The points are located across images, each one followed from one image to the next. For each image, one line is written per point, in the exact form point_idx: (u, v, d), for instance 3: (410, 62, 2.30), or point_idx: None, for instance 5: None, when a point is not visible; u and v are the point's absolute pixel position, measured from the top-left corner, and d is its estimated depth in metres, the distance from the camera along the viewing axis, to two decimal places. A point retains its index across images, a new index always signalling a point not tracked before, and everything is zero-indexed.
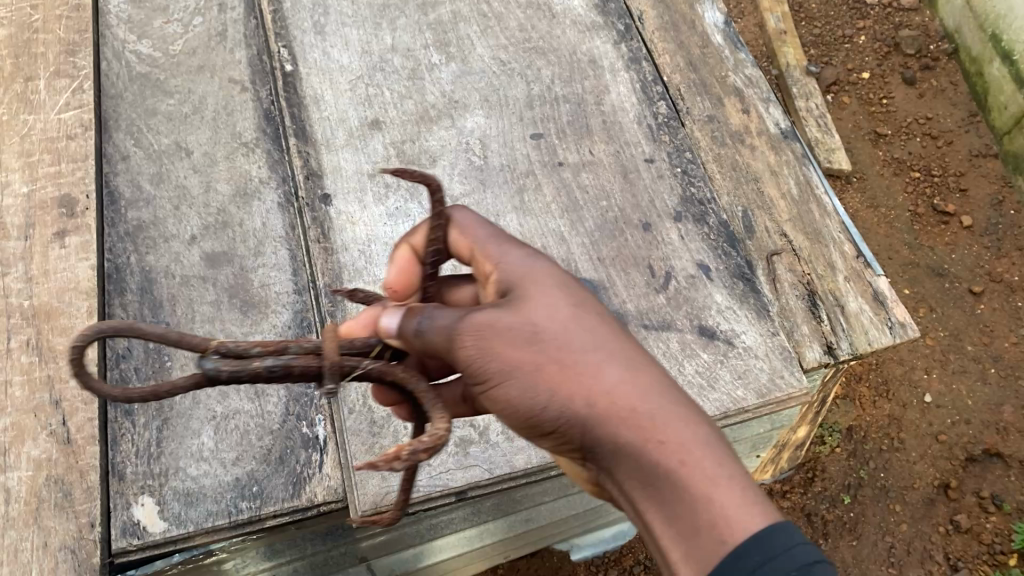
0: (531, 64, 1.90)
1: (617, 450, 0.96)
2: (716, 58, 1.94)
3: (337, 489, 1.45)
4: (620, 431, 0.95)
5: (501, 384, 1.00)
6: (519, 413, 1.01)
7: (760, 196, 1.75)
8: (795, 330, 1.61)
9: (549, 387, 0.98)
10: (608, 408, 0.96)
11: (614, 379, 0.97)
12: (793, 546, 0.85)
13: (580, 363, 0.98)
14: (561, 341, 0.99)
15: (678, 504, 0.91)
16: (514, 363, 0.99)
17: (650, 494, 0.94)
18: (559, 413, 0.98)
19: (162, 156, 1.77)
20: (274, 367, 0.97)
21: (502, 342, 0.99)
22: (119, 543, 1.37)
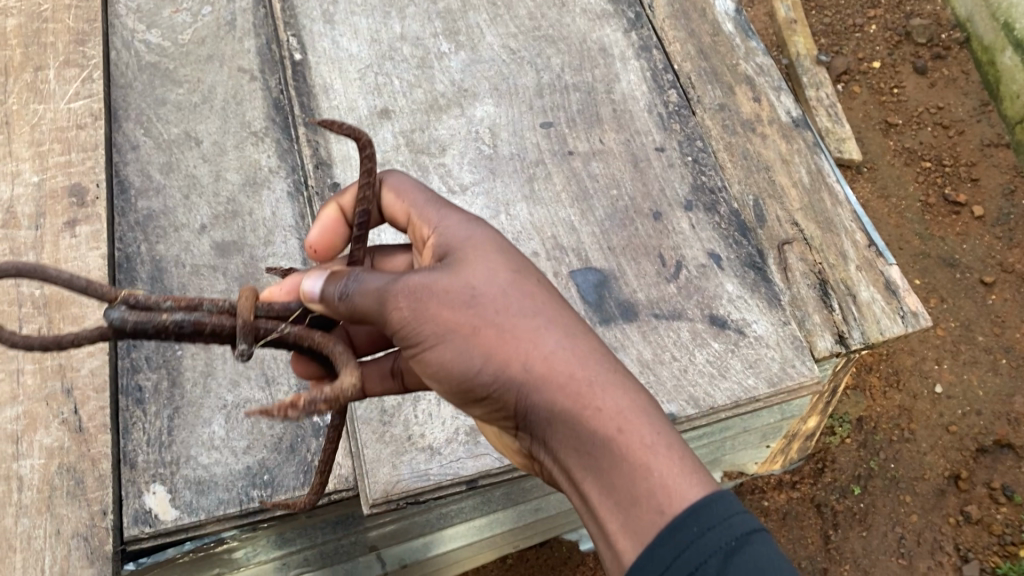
0: (541, 52, 1.89)
1: (554, 415, 0.97)
2: (727, 47, 1.92)
3: (347, 478, 1.46)
4: (556, 398, 0.97)
5: (436, 347, 0.99)
6: (453, 377, 1.01)
7: (771, 185, 1.74)
8: (807, 320, 1.60)
9: (485, 351, 0.98)
10: (547, 375, 0.97)
11: (551, 346, 0.98)
12: (731, 516, 0.88)
13: (518, 328, 0.98)
14: (498, 305, 0.99)
15: (616, 472, 0.93)
16: (451, 326, 0.98)
17: (587, 460, 0.96)
18: (497, 378, 0.99)
19: (172, 146, 1.77)
20: (183, 323, 0.96)
21: (439, 304, 0.98)
22: (132, 531, 1.38)
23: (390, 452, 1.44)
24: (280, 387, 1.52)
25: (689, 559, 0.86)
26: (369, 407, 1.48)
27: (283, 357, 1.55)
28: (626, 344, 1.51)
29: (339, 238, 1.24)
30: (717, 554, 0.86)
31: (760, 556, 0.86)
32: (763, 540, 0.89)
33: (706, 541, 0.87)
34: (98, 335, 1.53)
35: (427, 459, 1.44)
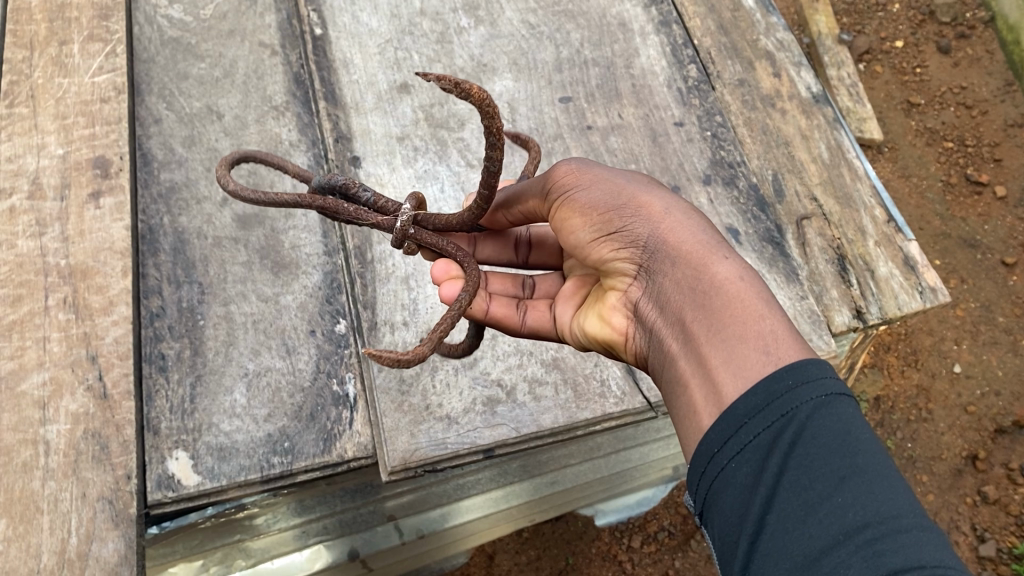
0: (561, 27, 1.89)
1: (677, 259, 1.00)
2: (747, 22, 1.92)
3: (366, 445, 1.48)
4: (681, 252, 1.00)
5: (582, 193, 1.08)
6: (591, 231, 1.08)
7: (791, 160, 1.74)
8: (824, 295, 1.59)
9: (628, 196, 1.05)
10: (677, 231, 1.03)
11: (688, 217, 1.05)
12: (828, 377, 0.84)
13: (664, 199, 1.07)
14: (647, 186, 1.09)
15: (728, 307, 0.93)
16: (603, 180, 1.08)
17: (700, 298, 0.96)
18: (631, 223, 1.04)
19: (194, 120, 1.79)
20: (369, 197, 1.24)
21: (600, 168, 1.11)
22: (155, 495, 1.40)
23: (408, 421, 1.45)
24: (300, 356, 1.55)
25: (779, 405, 0.82)
26: (387, 377, 1.50)
27: (304, 328, 1.58)
28: None
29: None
30: (806, 405, 0.81)
31: (849, 417, 0.81)
32: (855, 408, 0.83)
33: (797, 392, 0.82)
34: (122, 304, 1.54)
35: (444, 429, 1.45)
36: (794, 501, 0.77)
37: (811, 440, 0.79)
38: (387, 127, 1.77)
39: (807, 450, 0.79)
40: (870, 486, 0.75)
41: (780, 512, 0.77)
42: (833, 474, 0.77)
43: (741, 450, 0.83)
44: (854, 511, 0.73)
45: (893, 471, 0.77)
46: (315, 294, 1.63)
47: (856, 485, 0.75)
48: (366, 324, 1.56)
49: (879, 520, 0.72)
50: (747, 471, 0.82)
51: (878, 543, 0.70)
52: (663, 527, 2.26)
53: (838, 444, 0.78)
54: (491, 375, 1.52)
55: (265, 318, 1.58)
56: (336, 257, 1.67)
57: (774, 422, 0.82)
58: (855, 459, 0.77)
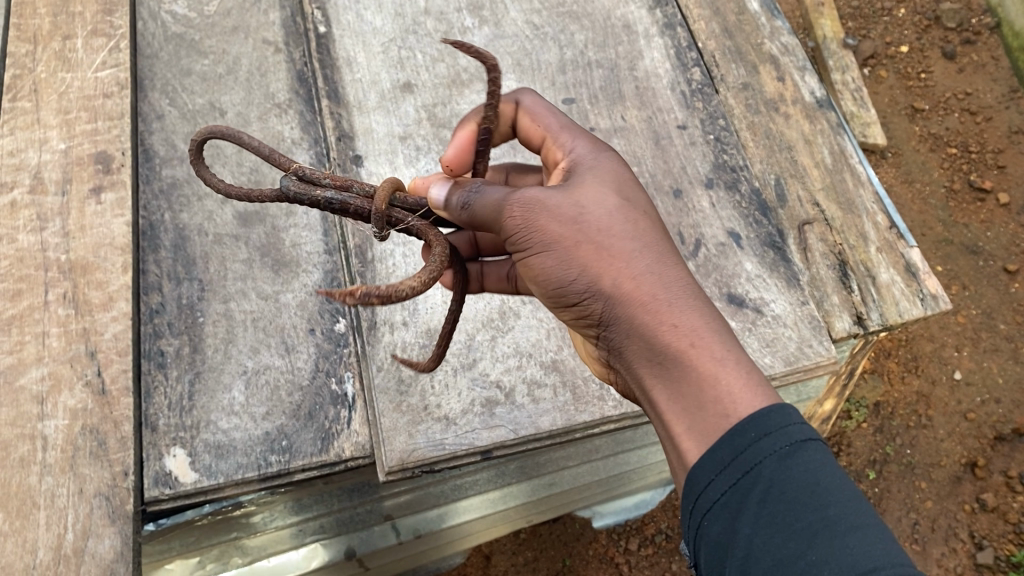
0: (565, 28, 1.89)
1: (634, 324, 1.01)
2: (752, 26, 1.91)
3: (363, 445, 1.48)
4: (638, 314, 1.00)
5: (537, 257, 1.04)
6: (551, 286, 1.06)
7: (793, 164, 1.73)
8: (825, 300, 1.59)
9: (581, 263, 1.02)
10: (635, 294, 1.01)
11: (644, 263, 1.02)
12: (789, 424, 0.88)
13: (618, 248, 1.02)
14: (601, 225, 1.03)
15: (686, 379, 0.95)
16: (555, 240, 1.02)
17: (660, 366, 0.98)
18: (586, 290, 1.03)
19: (197, 116, 1.79)
20: (333, 200, 1.17)
21: (551, 216, 1.02)
22: (152, 492, 1.40)
23: (407, 421, 1.45)
24: (299, 354, 1.55)
25: (743, 462, 0.87)
26: (386, 376, 1.50)
27: (303, 326, 1.58)
28: None
29: (469, 161, 1.25)
30: (770, 458, 0.87)
31: (811, 465, 0.86)
32: (818, 451, 0.88)
33: (760, 445, 0.87)
34: (122, 300, 1.55)
35: (442, 429, 1.45)
36: (769, 558, 0.82)
37: (778, 498, 0.84)
38: (390, 126, 1.76)
39: (777, 505, 0.84)
40: (841, 538, 0.80)
41: (758, 570, 0.83)
42: (806, 529, 0.82)
43: (712, 507, 0.88)
44: (828, 566, 0.78)
45: (862, 515, 0.82)
46: (315, 292, 1.62)
47: (826, 539, 0.80)
48: (366, 324, 1.55)
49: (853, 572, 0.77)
50: (722, 532, 0.86)
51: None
52: (661, 530, 2.26)
53: (806, 497, 0.84)
54: (489, 376, 1.51)
55: (264, 316, 1.58)
56: (337, 255, 1.67)
57: (740, 478, 0.87)
58: (824, 512, 0.82)
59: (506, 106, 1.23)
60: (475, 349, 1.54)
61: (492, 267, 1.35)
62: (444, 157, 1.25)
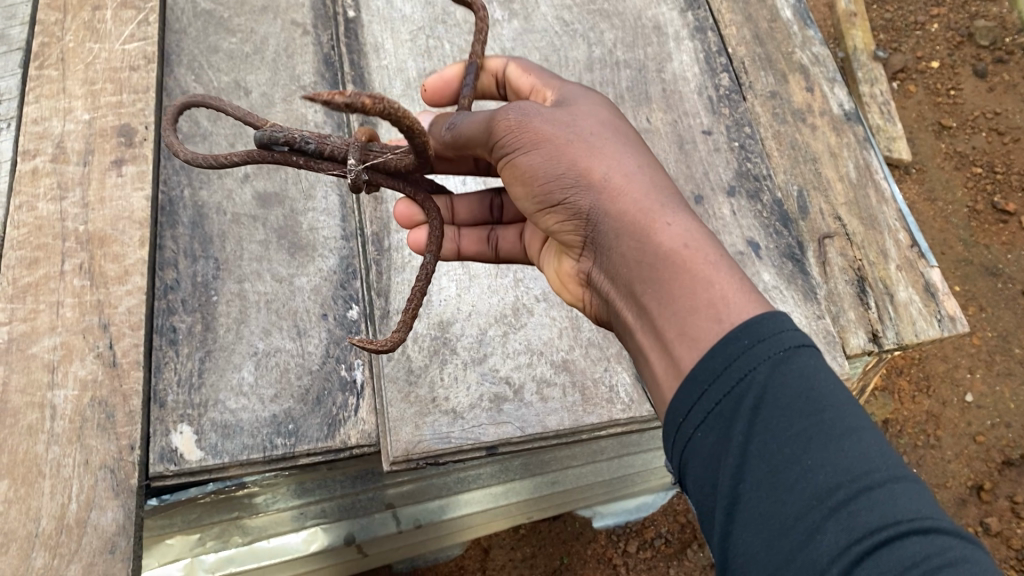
0: (595, 26, 1.87)
1: (616, 230, 1.01)
2: (784, 34, 1.88)
3: (370, 433, 1.47)
4: (628, 213, 0.99)
5: (524, 155, 1.05)
6: (539, 190, 1.06)
7: (817, 177, 1.71)
8: (842, 316, 1.57)
9: (572, 161, 1.02)
10: (621, 197, 1.01)
11: (629, 172, 1.03)
12: (783, 330, 0.84)
13: (607, 154, 1.03)
14: (592, 133, 1.05)
15: (676, 281, 0.93)
16: (548, 140, 1.04)
17: (642, 271, 0.98)
18: (573, 192, 1.03)
19: (221, 94, 1.80)
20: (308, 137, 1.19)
21: (546, 124, 1.04)
22: (157, 467, 1.41)
23: (414, 412, 1.45)
24: (311, 339, 1.55)
25: (737, 369, 0.83)
26: (396, 366, 1.49)
27: (316, 311, 1.57)
28: None
29: (448, 95, 1.34)
30: (765, 364, 0.82)
31: (806, 369, 0.82)
32: (813, 356, 0.84)
33: (754, 351, 0.83)
34: (137, 275, 1.56)
35: (449, 422, 1.44)
36: (764, 467, 0.78)
37: (772, 404, 0.80)
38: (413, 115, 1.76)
39: (770, 411, 0.80)
40: (839, 442, 0.76)
41: (754, 479, 0.79)
42: (800, 434, 0.78)
43: (706, 417, 0.84)
44: (824, 469, 0.75)
45: (860, 421, 0.79)
46: (330, 278, 1.61)
47: (821, 441, 0.77)
48: (378, 312, 1.55)
49: (849, 477, 0.74)
50: (715, 441, 0.83)
51: (845, 504, 0.72)
52: (660, 535, 2.25)
53: (803, 403, 0.79)
54: (499, 372, 1.50)
55: (278, 298, 1.58)
56: (354, 241, 1.65)
57: (733, 387, 0.83)
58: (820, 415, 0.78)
59: (495, 62, 1.31)
60: (486, 344, 1.53)
61: (468, 232, 1.39)
62: (425, 84, 1.34)
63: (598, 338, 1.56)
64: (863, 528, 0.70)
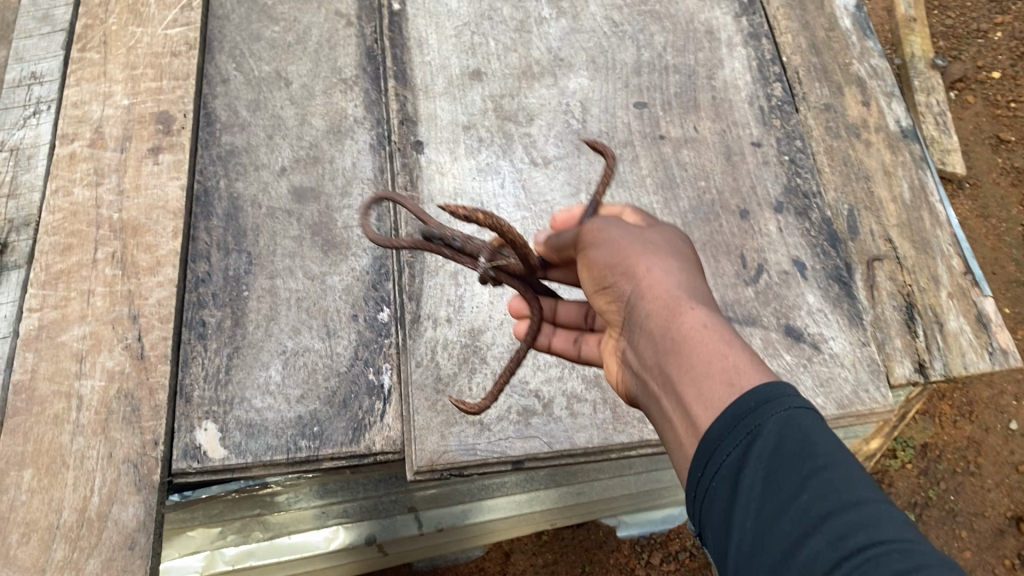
0: (645, 28, 1.83)
1: (642, 323, 0.95)
2: (842, 44, 1.81)
3: (395, 440, 1.44)
4: (660, 292, 0.94)
5: (592, 249, 1.03)
6: (595, 279, 1.03)
7: (869, 196, 1.64)
8: (887, 343, 1.52)
9: (627, 253, 0.99)
10: (660, 282, 0.96)
11: (676, 271, 0.97)
12: (793, 395, 0.80)
13: (659, 253, 1.00)
14: (654, 241, 1.02)
15: (697, 354, 0.88)
16: (612, 239, 1.01)
17: (661, 361, 0.92)
18: (620, 278, 0.99)
19: (262, 83, 1.78)
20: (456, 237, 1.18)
21: (609, 228, 1.03)
22: (179, 465, 1.39)
23: (440, 422, 1.42)
24: (340, 340, 1.52)
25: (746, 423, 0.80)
26: (424, 373, 1.46)
27: (347, 311, 1.55)
28: None
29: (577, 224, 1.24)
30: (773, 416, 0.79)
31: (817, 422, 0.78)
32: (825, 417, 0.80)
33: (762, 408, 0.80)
34: (169, 266, 1.55)
35: (475, 434, 1.41)
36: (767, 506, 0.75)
37: (771, 454, 0.76)
38: (454, 114, 1.71)
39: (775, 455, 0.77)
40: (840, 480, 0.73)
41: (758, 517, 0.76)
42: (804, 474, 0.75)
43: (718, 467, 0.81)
44: (823, 510, 0.72)
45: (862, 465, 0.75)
46: (361, 278, 1.58)
47: (819, 485, 0.73)
48: (409, 316, 1.51)
49: (847, 519, 0.70)
50: (722, 493, 0.80)
51: (844, 544, 0.69)
52: (685, 547, 2.23)
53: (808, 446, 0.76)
54: (529, 385, 1.46)
55: (309, 296, 1.56)
56: (387, 241, 1.62)
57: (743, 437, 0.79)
58: (817, 459, 0.75)
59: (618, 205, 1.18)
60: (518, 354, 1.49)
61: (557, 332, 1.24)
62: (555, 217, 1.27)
63: None
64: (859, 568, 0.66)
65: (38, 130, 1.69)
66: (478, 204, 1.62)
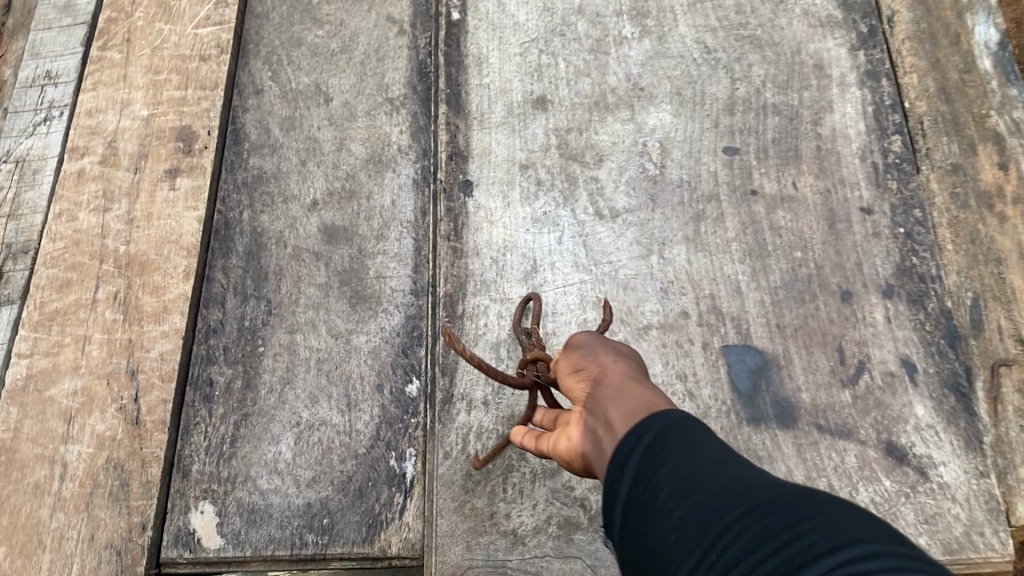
0: (742, 56, 1.56)
1: (597, 397, 0.85)
2: (978, 89, 1.53)
3: (415, 543, 1.24)
4: (623, 374, 0.86)
5: (572, 346, 0.96)
6: (567, 371, 0.94)
7: (1001, 284, 1.37)
8: (1011, 472, 1.26)
9: (607, 351, 0.92)
10: (628, 370, 0.87)
11: (641, 372, 0.89)
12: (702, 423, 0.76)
13: (632, 357, 0.92)
14: (634, 356, 0.94)
15: (639, 407, 0.79)
16: (593, 340, 0.95)
17: (603, 422, 0.81)
18: (590, 365, 0.90)
19: (299, 98, 1.56)
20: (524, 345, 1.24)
21: (580, 334, 0.96)
22: (169, 553, 1.23)
23: (467, 529, 1.22)
24: (361, 415, 1.32)
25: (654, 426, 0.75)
26: (453, 467, 1.26)
27: (371, 380, 1.35)
28: (776, 457, 1.25)
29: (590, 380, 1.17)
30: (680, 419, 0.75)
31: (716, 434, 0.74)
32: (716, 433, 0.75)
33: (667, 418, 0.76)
34: (176, 313, 1.36)
35: (507, 548, 1.20)
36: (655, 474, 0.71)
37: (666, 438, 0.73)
38: (511, 149, 1.49)
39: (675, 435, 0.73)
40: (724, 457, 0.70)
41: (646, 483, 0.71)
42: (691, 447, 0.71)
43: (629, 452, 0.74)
44: (684, 466, 0.69)
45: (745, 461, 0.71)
46: (391, 341, 1.38)
47: (680, 446, 0.71)
48: (441, 395, 1.31)
49: (707, 466, 0.68)
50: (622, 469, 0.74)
51: (704, 494, 0.66)
52: None
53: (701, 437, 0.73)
54: (574, 492, 1.24)
55: (331, 358, 1.36)
56: (424, 299, 1.40)
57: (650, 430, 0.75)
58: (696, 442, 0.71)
59: None
60: None
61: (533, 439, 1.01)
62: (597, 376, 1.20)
63: None
64: (723, 509, 0.64)
65: (47, 140, 1.52)
66: (530, 260, 1.40)
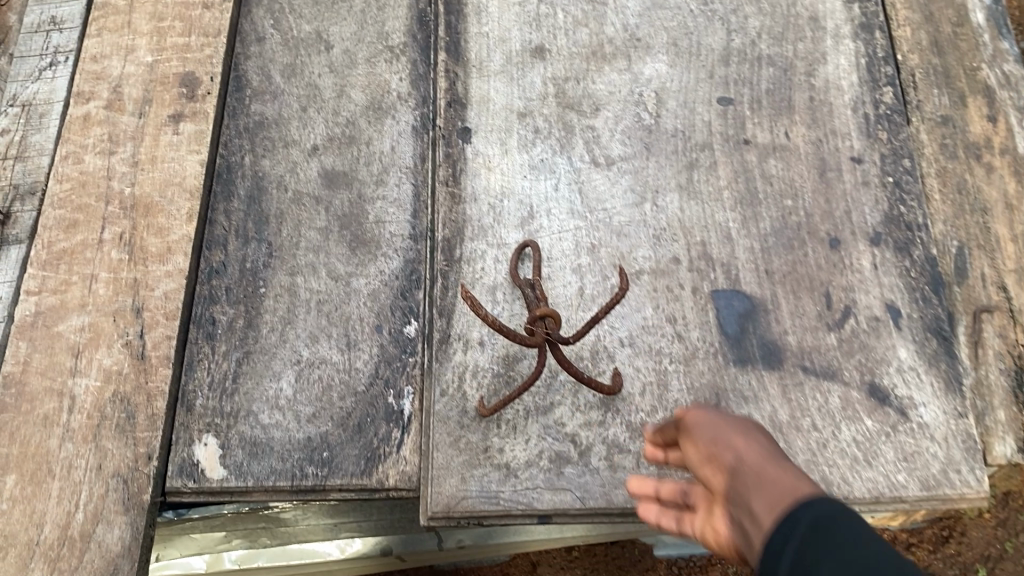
0: (738, 9, 1.58)
1: (737, 492, 0.77)
2: (970, 42, 1.55)
3: (411, 476, 1.28)
4: (759, 459, 0.78)
5: (695, 424, 0.88)
6: (697, 455, 0.87)
7: (985, 234, 1.41)
8: (988, 414, 1.30)
9: (735, 430, 0.84)
10: (761, 453, 0.79)
11: (778, 452, 0.80)
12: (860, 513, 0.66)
13: (767, 435, 0.83)
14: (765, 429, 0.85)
15: (779, 498, 0.71)
16: (715, 417, 0.87)
17: (746, 520, 0.73)
18: (718, 449, 0.83)
19: (300, 46, 1.59)
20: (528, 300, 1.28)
21: (697, 412, 0.90)
22: (174, 483, 1.27)
23: (462, 462, 1.26)
24: (360, 353, 1.36)
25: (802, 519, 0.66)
26: (449, 405, 1.30)
27: (370, 321, 1.39)
28: (761, 397, 1.29)
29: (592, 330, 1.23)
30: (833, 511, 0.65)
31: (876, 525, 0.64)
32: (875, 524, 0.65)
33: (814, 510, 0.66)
34: (180, 254, 1.40)
35: (500, 480, 1.25)
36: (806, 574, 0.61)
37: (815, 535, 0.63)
38: (510, 97, 1.51)
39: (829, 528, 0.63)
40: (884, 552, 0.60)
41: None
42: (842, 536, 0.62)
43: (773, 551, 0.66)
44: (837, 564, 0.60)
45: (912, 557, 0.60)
46: (390, 283, 1.41)
47: (832, 543, 0.62)
48: (438, 335, 1.34)
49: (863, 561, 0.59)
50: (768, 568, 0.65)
51: None
52: None
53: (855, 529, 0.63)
54: (565, 428, 1.28)
55: (331, 299, 1.40)
56: (422, 243, 1.44)
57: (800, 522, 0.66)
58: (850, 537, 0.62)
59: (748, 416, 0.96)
60: (555, 390, 1.30)
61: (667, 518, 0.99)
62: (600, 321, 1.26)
63: (687, 402, 1.29)
64: None
65: (53, 85, 1.54)
66: (526, 206, 1.43)
